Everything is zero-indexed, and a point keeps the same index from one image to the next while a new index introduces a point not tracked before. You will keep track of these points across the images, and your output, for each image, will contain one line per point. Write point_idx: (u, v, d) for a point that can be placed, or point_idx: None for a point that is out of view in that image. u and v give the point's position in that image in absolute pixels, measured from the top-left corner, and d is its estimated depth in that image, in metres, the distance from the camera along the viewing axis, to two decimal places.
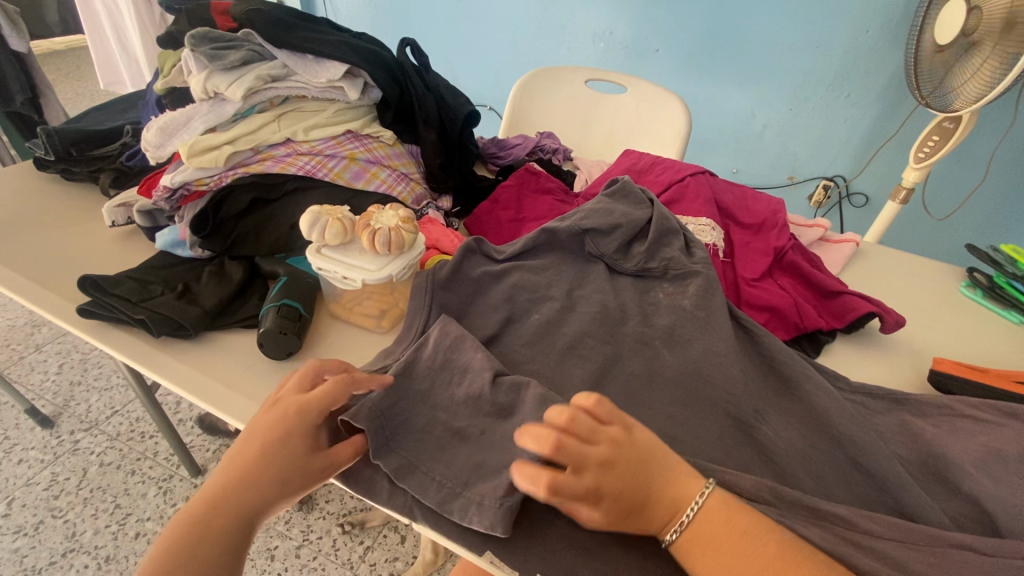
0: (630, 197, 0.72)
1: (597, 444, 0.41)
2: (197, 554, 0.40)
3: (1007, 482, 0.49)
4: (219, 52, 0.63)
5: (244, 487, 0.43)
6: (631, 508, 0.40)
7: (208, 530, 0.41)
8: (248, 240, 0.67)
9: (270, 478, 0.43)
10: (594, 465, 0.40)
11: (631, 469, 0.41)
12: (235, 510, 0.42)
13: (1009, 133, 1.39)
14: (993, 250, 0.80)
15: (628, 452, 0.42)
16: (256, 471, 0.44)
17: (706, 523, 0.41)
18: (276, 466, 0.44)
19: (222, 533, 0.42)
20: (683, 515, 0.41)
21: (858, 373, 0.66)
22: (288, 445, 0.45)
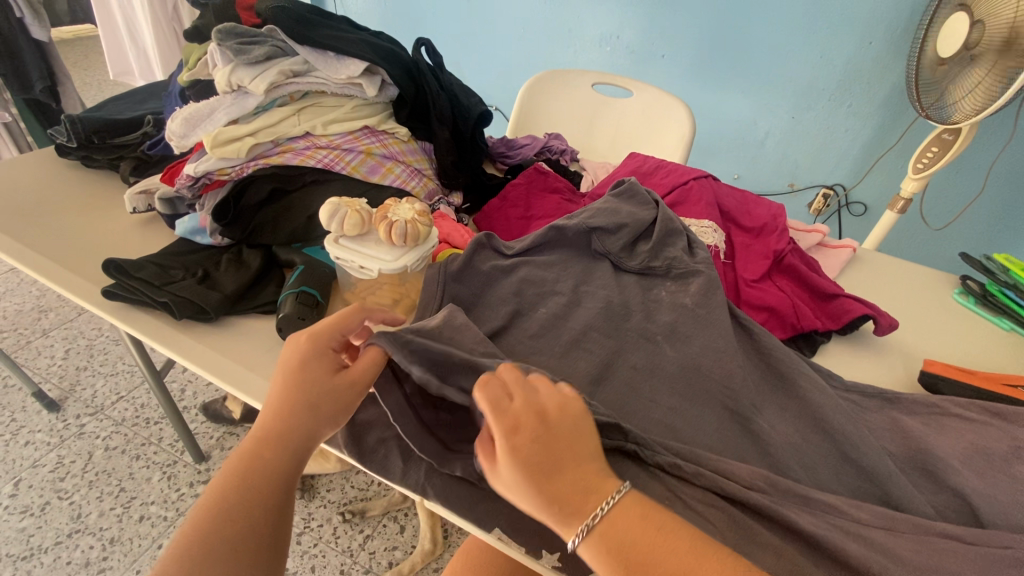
0: (636, 198, 0.74)
1: (544, 397, 0.44)
2: (249, 483, 0.43)
3: (991, 478, 0.51)
4: (244, 47, 0.65)
5: (280, 421, 0.45)
6: (540, 461, 0.40)
7: (253, 468, 0.43)
8: (266, 229, 0.69)
9: (300, 407, 0.45)
10: (525, 405, 0.42)
11: (558, 430, 0.42)
12: (278, 441, 0.44)
13: (1008, 146, 1.41)
14: (985, 258, 0.82)
15: (567, 424, 0.43)
16: (290, 402, 0.45)
17: (618, 519, 0.40)
18: (308, 394, 0.46)
19: (268, 467, 0.43)
20: (601, 504, 0.40)
21: (851, 373, 0.68)
22: (314, 374, 0.47)
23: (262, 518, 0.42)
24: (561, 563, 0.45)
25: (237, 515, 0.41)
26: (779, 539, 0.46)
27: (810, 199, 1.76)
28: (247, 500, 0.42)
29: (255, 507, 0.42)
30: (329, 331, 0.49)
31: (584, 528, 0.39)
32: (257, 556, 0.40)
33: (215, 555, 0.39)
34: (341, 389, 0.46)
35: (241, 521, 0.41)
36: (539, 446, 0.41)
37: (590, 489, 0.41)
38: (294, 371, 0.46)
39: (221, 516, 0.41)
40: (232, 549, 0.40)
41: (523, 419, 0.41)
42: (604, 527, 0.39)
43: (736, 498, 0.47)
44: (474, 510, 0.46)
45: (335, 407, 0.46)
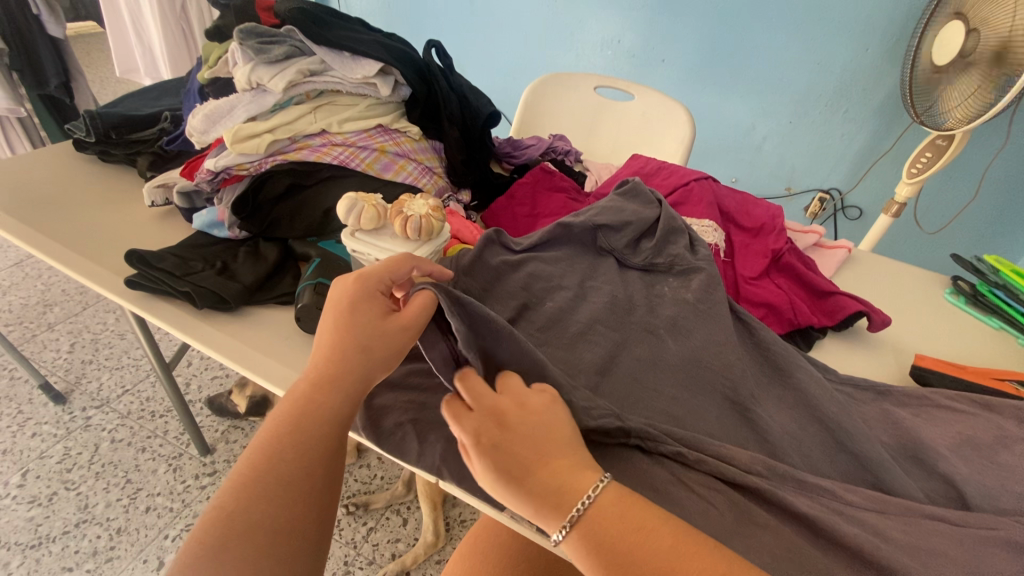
0: (640, 197, 0.77)
1: (504, 398, 0.46)
2: (307, 421, 0.44)
3: (976, 464, 0.54)
4: (264, 47, 0.67)
5: (334, 363, 0.46)
6: (517, 456, 0.42)
7: (306, 407, 0.45)
8: (283, 223, 0.72)
9: (352, 349, 0.47)
10: (488, 404, 0.45)
11: (525, 427, 0.44)
12: (332, 381, 0.46)
13: (1001, 152, 1.44)
14: (976, 259, 0.85)
15: (535, 423, 0.44)
16: (342, 345, 0.47)
17: (607, 509, 0.40)
18: (359, 337, 0.47)
19: (320, 405, 0.45)
20: (586, 496, 0.41)
21: (846, 368, 0.71)
22: (364, 319, 0.48)
23: (315, 455, 0.44)
24: None
25: (291, 450, 0.43)
26: (778, 521, 0.48)
27: (806, 203, 1.80)
28: (301, 437, 0.44)
29: (308, 445, 0.44)
30: (380, 277, 0.51)
31: (570, 520, 0.40)
32: (309, 491, 0.42)
33: (269, 488, 0.41)
34: (391, 333, 0.48)
35: (294, 456, 0.43)
36: (514, 443, 0.43)
37: (572, 484, 0.41)
38: (344, 314, 0.48)
39: (276, 451, 0.43)
40: (287, 481, 0.42)
41: (493, 419, 0.44)
42: (588, 521, 0.40)
43: (737, 482, 0.50)
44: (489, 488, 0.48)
45: (384, 351, 0.48)
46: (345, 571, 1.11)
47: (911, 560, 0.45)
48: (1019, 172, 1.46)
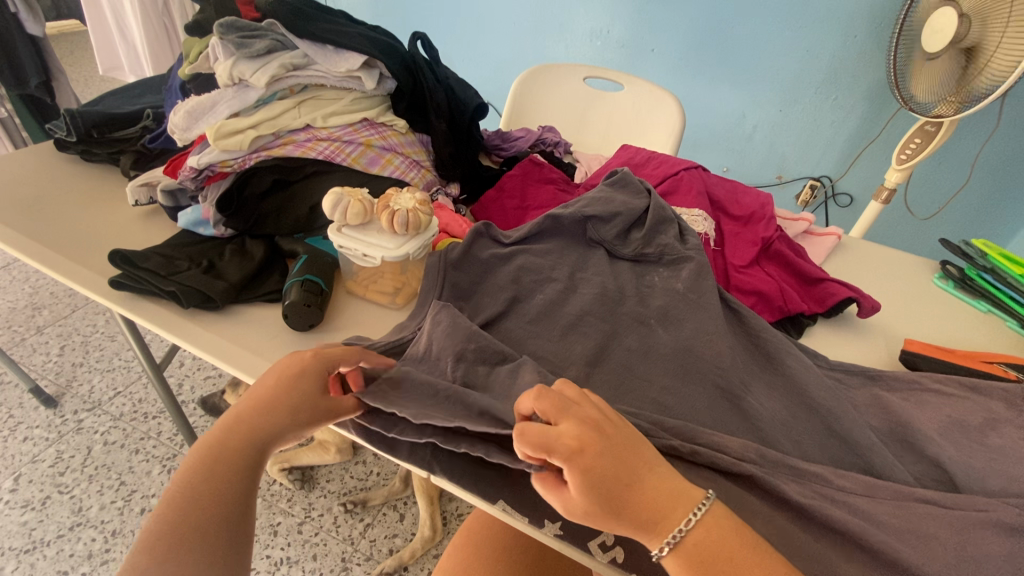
0: (629, 187, 0.77)
1: (584, 412, 0.43)
2: (220, 468, 0.45)
3: (965, 447, 0.54)
4: (245, 41, 0.66)
5: (261, 417, 0.48)
6: (618, 483, 0.41)
7: (222, 465, 0.45)
8: (269, 219, 0.70)
9: (281, 408, 0.48)
10: (576, 419, 0.42)
11: (614, 445, 0.42)
12: (252, 435, 0.47)
13: (992, 137, 1.45)
14: (964, 244, 0.85)
15: (621, 441, 0.43)
16: (273, 402, 0.49)
17: (709, 530, 0.41)
18: (291, 400, 0.49)
19: (236, 454, 0.46)
20: (691, 514, 0.41)
21: (836, 354, 0.71)
22: (303, 384, 0.50)
23: (233, 514, 0.44)
24: (562, 531, 0.46)
25: (205, 510, 0.42)
26: (769, 508, 0.48)
27: (797, 191, 1.80)
28: (216, 496, 0.43)
29: (226, 504, 0.44)
30: (326, 351, 0.52)
31: (669, 541, 0.41)
32: (225, 554, 0.42)
33: (183, 550, 0.40)
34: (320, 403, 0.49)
35: (211, 515, 0.42)
36: (613, 468, 0.41)
37: (673, 504, 0.41)
38: (284, 377, 0.50)
39: (187, 509, 0.42)
40: (205, 543, 0.41)
41: (585, 441, 0.41)
42: (690, 547, 0.40)
43: (729, 471, 0.50)
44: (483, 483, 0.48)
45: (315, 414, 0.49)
46: (342, 567, 1.11)
47: (900, 543, 0.45)
48: (1008, 158, 1.47)
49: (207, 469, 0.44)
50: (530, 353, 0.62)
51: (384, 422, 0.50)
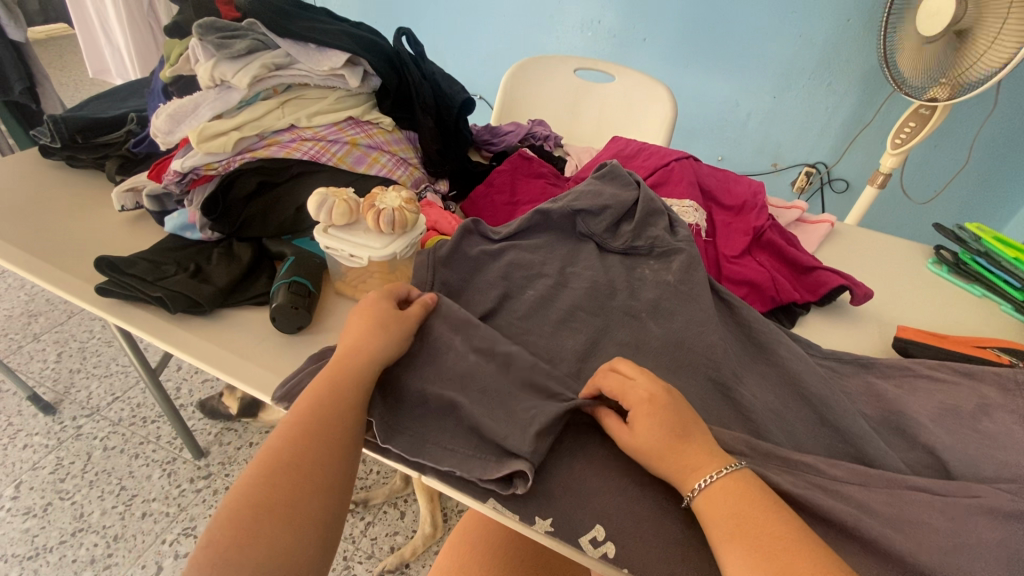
0: (618, 179, 0.76)
1: (649, 387, 0.49)
2: (338, 383, 0.49)
3: (958, 433, 0.54)
4: (225, 41, 0.66)
5: (364, 340, 0.52)
6: (669, 434, 0.46)
7: (339, 383, 0.49)
8: (256, 222, 0.70)
9: (373, 328, 0.53)
10: (645, 389, 0.49)
11: (674, 409, 0.48)
12: (359, 357, 0.51)
13: (992, 116, 1.43)
14: (958, 228, 0.85)
15: (678, 407, 0.49)
16: (369, 328, 0.53)
17: (735, 484, 0.44)
18: (380, 322, 0.54)
19: (346, 374, 0.50)
20: (720, 468, 0.45)
21: (830, 342, 0.71)
22: (385, 307, 0.56)
23: (345, 441, 0.47)
24: (553, 528, 0.45)
25: (327, 418, 0.47)
26: None
27: (793, 178, 1.79)
28: (332, 419, 0.47)
29: (342, 417, 0.47)
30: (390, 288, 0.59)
31: (698, 486, 0.44)
32: (339, 460, 0.46)
33: (297, 465, 0.44)
34: (400, 323, 0.55)
35: (323, 436, 0.46)
36: (665, 423, 0.47)
37: (712, 458, 0.46)
38: (372, 307, 0.55)
39: (315, 417, 0.47)
40: (319, 462, 0.45)
41: (658, 396, 0.48)
42: (716, 490, 0.44)
43: None
44: (476, 470, 0.48)
45: (402, 338, 0.54)
46: (345, 566, 1.12)
47: (892, 532, 0.45)
48: (1008, 135, 1.46)
49: (324, 395, 0.48)
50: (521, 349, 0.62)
51: (382, 431, 0.50)
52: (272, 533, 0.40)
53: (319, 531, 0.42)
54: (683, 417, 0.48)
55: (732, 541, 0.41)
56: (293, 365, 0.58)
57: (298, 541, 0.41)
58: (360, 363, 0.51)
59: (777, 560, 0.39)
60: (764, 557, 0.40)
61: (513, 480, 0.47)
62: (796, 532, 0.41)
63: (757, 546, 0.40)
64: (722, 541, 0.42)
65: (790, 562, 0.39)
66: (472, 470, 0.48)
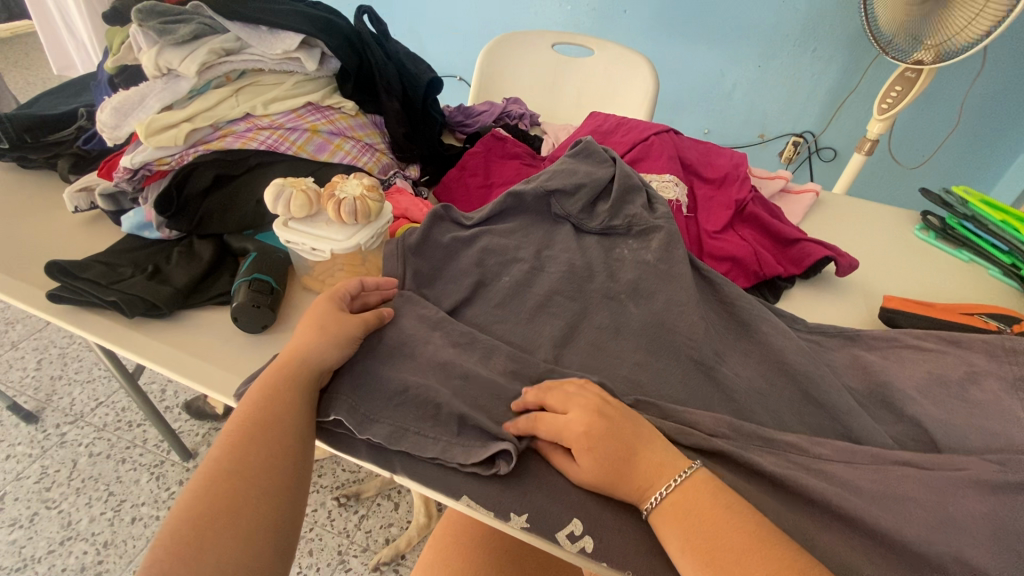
0: (593, 157, 0.73)
1: (575, 418, 0.46)
2: (282, 383, 0.47)
3: (945, 404, 0.52)
4: (168, 26, 0.61)
5: (308, 340, 0.50)
6: (616, 457, 0.44)
7: (283, 384, 0.47)
8: (215, 218, 0.66)
9: (313, 328, 0.51)
10: (578, 418, 0.46)
11: (615, 429, 0.46)
12: (302, 358, 0.49)
13: (980, 75, 1.40)
14: (945, 192, 0.83)
15: (617, 422, 0.46)
16: (311, 328, 0.52)
17: (686, 495, 0.43)
18: (321, 321, 0.52)
19: (290, 374, 0.48)
20: (671, 479, 0.44)
21: (816, 315, 0.69)
22: (326, 306, 0.54)
23: (293, 444, 0.45)
24: (528, 524, 0.44)
25: (272, 420, 0.45)
26: (744, 481, 0.47)
27: (780, 148, 1.76)
28: (277, 424, 0.45)
29: (287, 419, 0.46)
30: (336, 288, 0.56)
31: (654, 499, 0.43)
32: (287, 462, 0.44)
33: (243, 473, 0.42)
34: (345, 318, 0.53)
35: (269, 442, 0.44)
36: (613, 445, 0.45)
37: (664, 468, 0.44)
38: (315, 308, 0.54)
39: (259, 420, 0.45)
40: (265, 468, 0.43)
41: (591, 425, 0.46)
42: (669, 504, 0.42)
43: (702, 447, 0.49)
44: (458, 456, 0.46)
45: (348, 339, 0.52)
46: (340, 561, 1.11)
47: (879, 509, 0.44)
48: (996, 98, 1.44)
49: (267, 400, 0.46)
50: (498, 338, 0.59)
51: (357, 423, 0.48)
52: (219, 542, 0.38)
53: (276, 537, 0.41)
54: (622, 426, 0.46)
55: (687, 554, 0.40)
56: (257, 365, 0.55)
57: (253, 547, 0.39)
58: (302, 364, 0.49)
59: (728, 572, 0.38)
60: (715, 569, 0.39)
61: (496, 459, 0.46)
62: (750, 538, 0.40)
63: (712, 557, 0.39)
64: (677, 557, 0.40)
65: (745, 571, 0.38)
66: (454, 456, 0.46)
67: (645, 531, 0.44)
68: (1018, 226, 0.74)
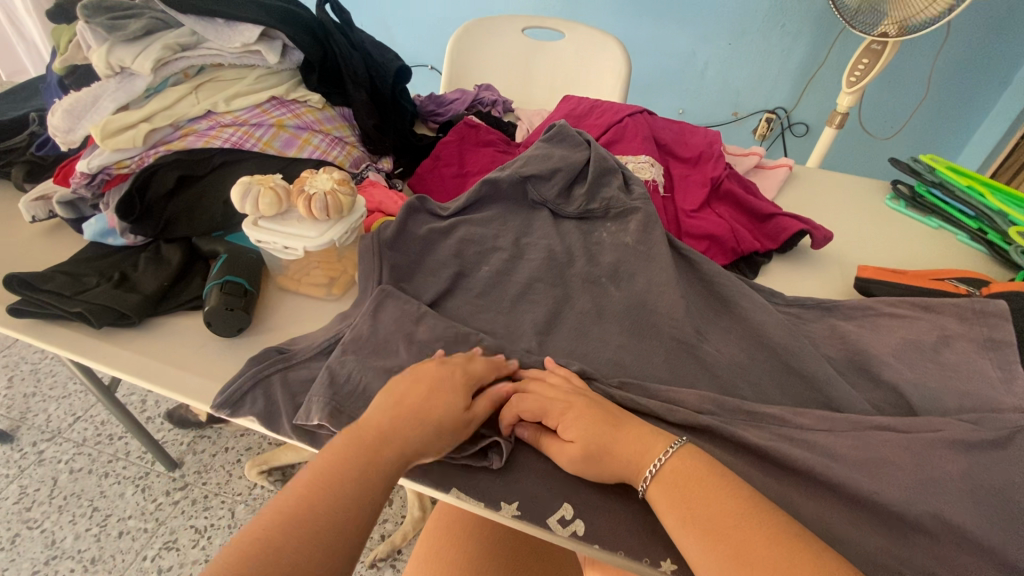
0: (567, 140, 0.72)
1: (558, 395, 0.48)
2: (371, 462, 0.41)
3: (920, 368, 0.53)
4: (117, 22, 0.59)
5: (414, 420, 0.44)
6: (603, 426, 0.46)
7: (373, 460, 0.42)
8: (182, 220, 0.64)
9: (421, 410, 0.44)
10: (558, 395, 0.48)
11: (599, 405, 0.48)
12: (401, 438, 0.43)
13: (947, 44, 1.42)
14: (913, 160, 0.85)
15: (599, 400, 0.48)
16: (423, 408, 0.45)
17: (680, 464, 0.43)
18: (433, 406, 0.45)
19: (383, 452, 0.42)
20: (664, 449, 0.44)
21: (793, 288, 0.70)
22: (447, 390, 0.46)
23: (352, 536, 0.38)
24: (519, 512, 0.44)
25: (345, 500, 0.39)
26: (729, 455, 0.48)
27: (754, 125, 1.77)
28: (347, 506, 0.39)
29: (360, 504, 0.40)
30: (469, 372, 0.49)
31: (649, 473, 0.43)
32: (340, 555, 0.37)
33: (292, 555, 0.36)
34: (457, 413, 0.46)
35: (330, 523, 0.38)
36: (594, 415, 0.46)
37: (656, 440, 0.45)
38: (432, 385, 0.47)
39: (334, 493, 0.39)
40: (318, 554, 0.36)
41: (571, 400, 0.47)
42: (665, 473, 0.42)
43: (686, 424, 0.49)
44: (448, 451, 0.46)
45: (452, 437, 0.45)
46: None
47: (860, 475, 0.45)
48: (963, 66, 1.46)
49: (349, 469, 0.41)
50: (480, 328, 0.59)
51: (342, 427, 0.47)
52: None
53: None
54: (599, 401, 0.48)
55: (686, 524, 0.40)
56: (235, 370, 0.54)
57: None
58: (390, 444, 0.43)
59: (729, 540, 0.38)
60: (713, 538, 0.38)
61: (487, 453, 0.47)
62: (747, 504, 0.39)
63: (710, 526, 0.39)
64: (676, 528, 0.40)
65: (745, 538, 0.38)
66: (444, 450, 0.46)
67: (634, 511, 0.45)
68: (983, 191, 0.76)
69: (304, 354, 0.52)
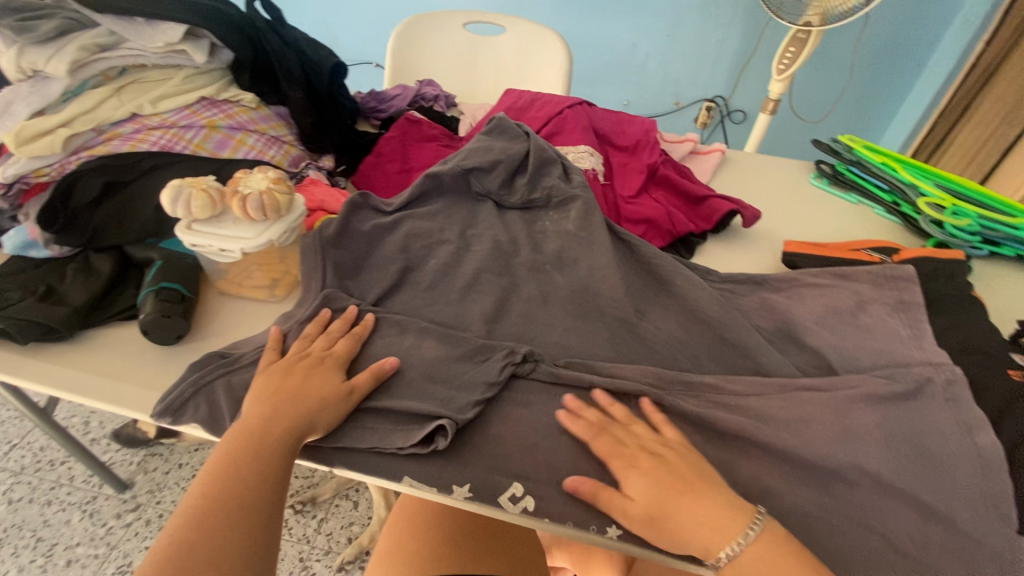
0: (507, 132, 0.73)
1: (625, 447, 0.47)
2: (257, 451, 0.43)
3: (840, 331, 0.58)
4: (27, 23, 0.56)
5: (293, 405, 0.46)
6: (672, 492, 0.43)
7: (259, 450, 0.43)
8: (111, 227, 0.61)
9: (298, 395, 0.47)
10: (616, 445, 0.47)
11: (671, 468, 0.45)
12: (284, 424, 0.45)
13: (865, 32, 1.52)
14: (834, 142, 0.91)
15: (672, 456, 0.46)
16: (300, 395, 0.47)
17: (761, 550, 0.40)
18: (310, 391, 0.47)
19: (268, 440, 0.44)
20: (746, 530, 0.41)
21: (726, 265, 0.74)
22: (322, 374, 0.49)
23: (257, 525, 0.41)
24: (470, 493, 0.46)
25: (241, 494, 0.41)
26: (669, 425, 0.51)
27: (695, 113, 1.83)
28: (249, 493, 0.42)
29: (257, 494, 0.42)
30: (337, 354, 0.51)
31: (724, 555, 0.41)
32: (249, 544, 0.40)
33: (208, 552, 0.38)
34: (336, 393, 0.48)
35: (236, 515, 0.40)
36: (665, 480, 0.44)
37: (736, 515, 0.42)
38: (305, 373, 0.49)
39: (228, 491, 0.41)
40: (225, 549, 0.39)
41: (637, 457, 0.46)
42: (745, 559, 0.40)
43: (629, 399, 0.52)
44: (397, 441, 0.47)
45: (337, 415, 0.48)
46: (302, 567, 1.09)
47: (786, 433, 0.48)
48: (880, 52, 1.56)
49: (238, 466, 0.42)
50: (429, 320, 0.60)
51: None
52: None
53: None
54: (658, 450, 0.46)
55: None
56: (174, 378, 0.53)
57: None
58: (274, 431, 0.44)
59: None
60: None
61: (434, 437, 0.48)
62: None
63: None
64: None
65: None
66: (393, 441, 0.47)
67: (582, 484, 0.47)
68: (896, 166, 0.82)
69: (247, 358, 0.52)
